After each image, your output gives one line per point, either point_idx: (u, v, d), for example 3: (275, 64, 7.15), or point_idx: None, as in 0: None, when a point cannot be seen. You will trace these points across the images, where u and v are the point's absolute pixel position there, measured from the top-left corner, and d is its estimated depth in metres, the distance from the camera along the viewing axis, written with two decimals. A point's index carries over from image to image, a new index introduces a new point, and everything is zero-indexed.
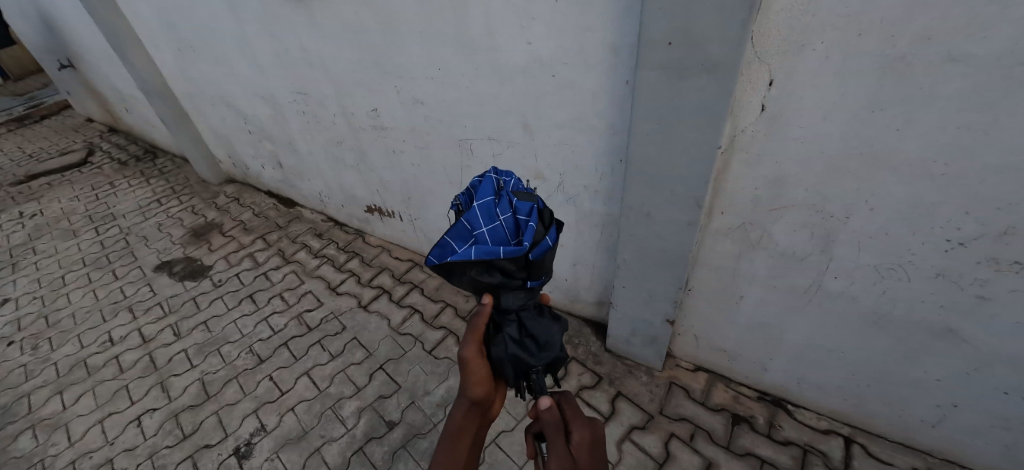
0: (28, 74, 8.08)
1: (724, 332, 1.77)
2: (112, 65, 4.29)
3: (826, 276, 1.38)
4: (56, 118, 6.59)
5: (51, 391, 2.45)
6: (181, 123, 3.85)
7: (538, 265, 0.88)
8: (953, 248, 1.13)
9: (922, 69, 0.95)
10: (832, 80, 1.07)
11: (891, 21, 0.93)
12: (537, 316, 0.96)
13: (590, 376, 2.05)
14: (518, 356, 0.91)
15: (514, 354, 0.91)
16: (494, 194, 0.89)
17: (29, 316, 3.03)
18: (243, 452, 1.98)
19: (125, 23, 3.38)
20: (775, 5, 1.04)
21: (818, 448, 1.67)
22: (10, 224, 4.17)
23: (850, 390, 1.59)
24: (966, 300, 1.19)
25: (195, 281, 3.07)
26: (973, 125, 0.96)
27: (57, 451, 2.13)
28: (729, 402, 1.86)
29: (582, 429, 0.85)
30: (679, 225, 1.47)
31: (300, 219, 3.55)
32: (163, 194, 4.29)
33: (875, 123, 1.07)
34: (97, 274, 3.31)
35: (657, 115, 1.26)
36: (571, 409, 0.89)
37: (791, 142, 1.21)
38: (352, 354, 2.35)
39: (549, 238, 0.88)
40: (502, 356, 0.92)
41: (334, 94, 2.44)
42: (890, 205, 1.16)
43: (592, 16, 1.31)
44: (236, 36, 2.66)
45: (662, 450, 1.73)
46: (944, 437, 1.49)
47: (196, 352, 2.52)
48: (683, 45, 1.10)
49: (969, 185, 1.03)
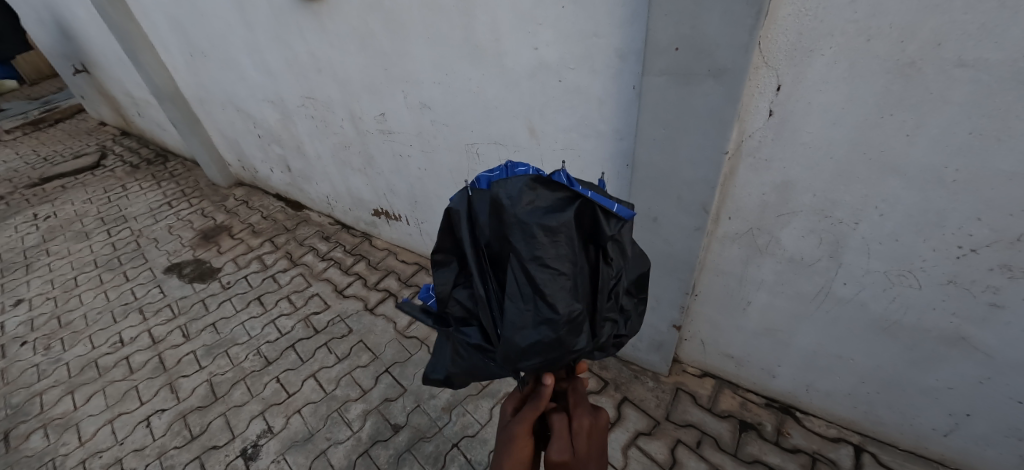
0: (42, 78, 8.26)
1: (732, 337, 1.76)
2: (124, 69, 4.37)
3: (835, 282, 1.37)
4: (70, 122, 6.72)
5: (63, 390, 2.49)
6: (191, 127, 3.92)
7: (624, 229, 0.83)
8: (964, 254, 1.12)
9: (933, 74, 0.95)
10: (841, 84, 1.06)
11: (901, 26, 0.93)
12: (569, 287, 0.76)
13: (596, 381, 2.04)
14: (544, 343, 0.76)
15: (539, 340, 0.76)
16: (519, 173, 0.79)
17: (42, 317, 3.08)
18: (249, 453, 1.99)
19: (137, 28, 3.44)
20: (782, 10, 1.04)
21: (828, 456, 1.65)
22: (25, 226, 4.25)
23: (859, 398, 1.57)
24: (978, 307, 1.17)
25: (204, 283, 3.10)
26: (986, 131, 0.95)
27: (67, 450, 2.16)
28: (736, 409, 1.84)
29: (583, 416, 0.86)
30: (686, 230, 1.47)
31: (308, 222, 3.58)
32: (173, 197, 4.35)
33: (885, 128, 1.06)
34: (108, 276, 3.36)
35: (663, 121, 1.27)
36: (575, 397, 0.90)
37: (799, 147, 1.21)
38: (358, 357, 2.36)
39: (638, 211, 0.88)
40: (526, 344, 0.77)
41: (342, 99, 2.47)
42: (901, 211, 1.15)
43: (599, 22, 1.31)
44: (246, 42, 2.71)
45: (669, 456, 1.72)
46: (956, 446, 1.47)
47: (204, 354, 2.55)
48: (690, 50, 1.10)
49: (981, 191, 1.02)
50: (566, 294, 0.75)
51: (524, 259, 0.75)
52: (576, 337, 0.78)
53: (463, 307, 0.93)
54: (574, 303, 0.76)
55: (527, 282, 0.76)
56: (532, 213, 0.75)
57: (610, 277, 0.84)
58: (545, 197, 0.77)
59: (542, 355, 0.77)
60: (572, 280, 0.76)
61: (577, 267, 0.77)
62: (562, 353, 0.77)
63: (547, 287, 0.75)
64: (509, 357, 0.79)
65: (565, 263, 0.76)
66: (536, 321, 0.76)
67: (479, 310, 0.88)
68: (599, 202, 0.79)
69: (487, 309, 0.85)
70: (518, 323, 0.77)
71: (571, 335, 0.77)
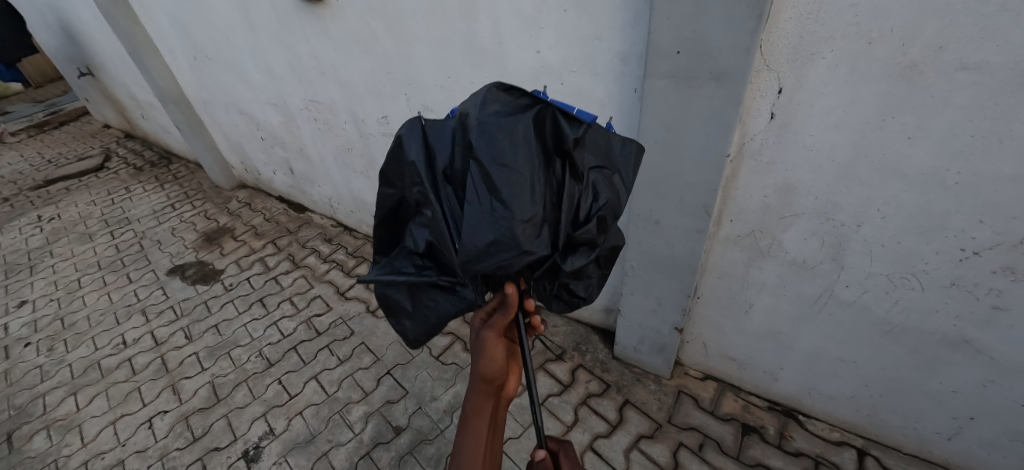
0: (47, 81, 8.32)
1: (734, 340, 1.76)
2: (129, 73, 4.40)
3: (837, 285, 1.37)
4: (74, 124, 6.76)
5: (66, 391, 2.49)
6: (195, 129, 3.94)
7: (594, 145, 0.78)
8: (967, 257, 1.12)
9: (935, 77, 0.95)
10: (842, 86, 1.07)
11: (902, 30, 0.93)
12: (527, 188, 0.73)
13: (598, 383, 2.03)
14: (497, 242, 0.73)
15: (493, 240, 0.73)
16: None
17: (45, 318, 3.09)
18: (252, 455, 1.99)
19: (142, 32, 3.47)
20: (783, 13, 1.05)
21: (831, 460, 1.64)
22: (29, 228, 4.27)
23: (862, 401, 1.57)
24: (981, 310, 1.17)
25: (207, 285, 3.12)
26: (987, 134, 0.95)
27: (70, 451, 2.17)
28: (739, 412, 1.84)
29: None
30: (688, 233, 1.47)
31: (310, 224, 3.60)
32: (177, 199, 4.37)
33: (886, 131, 1.07)
34: (112, 278, 3.37)
35: (664, 123, 1.27)
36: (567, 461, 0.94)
37: (800, 149, 1.21)
38: (360, 359, 2.36)
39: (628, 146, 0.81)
40: (479, 244, 0.73)
41: (344, 101, 2.48)
42: (903, 214, 1.15)
43: (601, 25, 1.32)
44: (250, 45, 2.73)
45: (671, 459, 1.71)
46: (960, 449, 1.46)
47: (207, 356, 2.55)
48: (692, 54, 1.11)
49: (983, 193, 1.02)
50: (524, 193, 0.72)
51: (482, 160, 0.73)
52: (534, 239, 0.74)
53: (419, 244, 0.87)
54: (533, 205, 0.73)
55: (483, 184, 0.73)
56: (493, 115, 0.75)
57: (580, 194, 0.78)
58: (507, 103, 0.76)
59: (496, 256, 0.73)
60: (529, 181, 0.73)
61: (537, 172, 0.74)
62: (517, 253, 0.73)
63: (503, 185, 0.72)
64: (465, 263, 0.75)
65: (522, 165, 0.73)
66: (496, 220, 0.73)
67: (435, 239, 0.83)
68: (560, 104, 0.76)
69: (442, 233, 0.80)
70: (476, 224, 0.73)
71: (528, 237, 0.73)
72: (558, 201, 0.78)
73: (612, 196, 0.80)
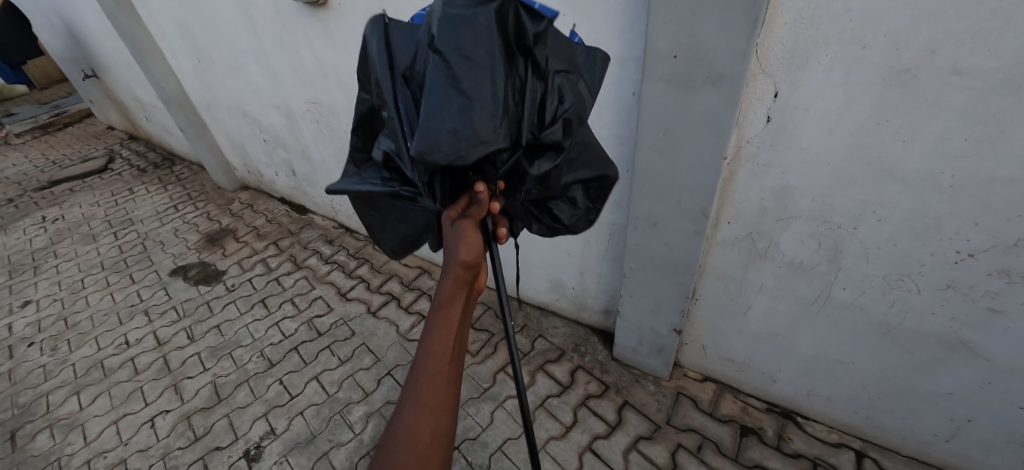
0: (51, 83, 8.39)
1: (732, 341, 1.76)
2: (133, 75, 4.44)
3: (834, 287, 1.38)
4: (78, 126, 6.80)
5: (69, 391, 2.51)
6: (198, 131, 3.97)
7: (558, 51, 0.78)
8: (962, 259, 1.13)
9: (928, 82, 0.96)
10: (837, 90, 1.08)
11: (895, 35, 0.95)
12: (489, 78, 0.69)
13: (597, 384, 2.04)
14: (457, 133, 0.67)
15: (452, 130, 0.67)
16: None
17: (49, 318, 3.12)
18: (252, 454, 2.01)
19: (147, 35, 3.50)
20: (779, 18, 1.06)
21: (829, 461, 1.64)
22: (33, 229, 4.30)
23: (860, 403, 1.57)
24: (976, 312, 1.18)
25: (209, 286, 3.13)
26: (981, 138, 0.97)
27: (73, 450, 2.18)
28: (737, 413, 1.84)
29: None
30: (686, 234, 1.48)
31: (312, 226, 3.62)
32: (180, 200, 4.40)
33: (882, 135, 1.08)
34: (115, 278, 3.39)
35: (661, 126, 1.29)
36: None
37: (796, 152, 1.22)
38: (360, 360, 2.38)
39: (595, 56, 0.82)
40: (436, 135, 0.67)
41: (346, 104, 2.50)
42: (898, 217, 1.16)
43: (599, 30, 1.34)
44: (253, 48, 2.75)
45: (670, 460, 1.72)
46: (957, 451, 1.46)
47: (209, 356, 2.57)
48: (688, 58, 1.12)
49: (977, 197, 1.03)
50: (485, 84, 0.68)
51: (441, 50, 0.68)
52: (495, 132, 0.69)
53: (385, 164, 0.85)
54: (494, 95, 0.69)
55: (443, 75, 0.68)
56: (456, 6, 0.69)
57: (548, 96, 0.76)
58: None
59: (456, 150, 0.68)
60: (490, 72, 0.69)
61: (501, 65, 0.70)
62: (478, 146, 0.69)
63: (464, 76, 0.68)
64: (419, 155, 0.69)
65: (483, 55, 0.68)
66: (457, 109, 0.67)
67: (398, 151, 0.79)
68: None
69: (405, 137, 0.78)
70: (435, 112, 0.67)
71: (490, 130, 0.69)
72: (521, 99, 0.74)
73: (577, 100, 0.79)
